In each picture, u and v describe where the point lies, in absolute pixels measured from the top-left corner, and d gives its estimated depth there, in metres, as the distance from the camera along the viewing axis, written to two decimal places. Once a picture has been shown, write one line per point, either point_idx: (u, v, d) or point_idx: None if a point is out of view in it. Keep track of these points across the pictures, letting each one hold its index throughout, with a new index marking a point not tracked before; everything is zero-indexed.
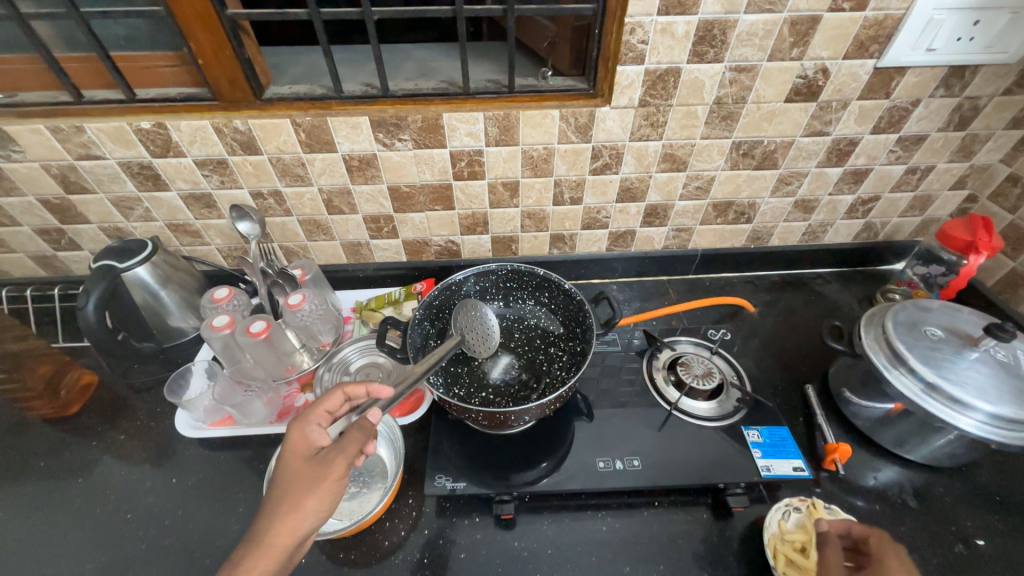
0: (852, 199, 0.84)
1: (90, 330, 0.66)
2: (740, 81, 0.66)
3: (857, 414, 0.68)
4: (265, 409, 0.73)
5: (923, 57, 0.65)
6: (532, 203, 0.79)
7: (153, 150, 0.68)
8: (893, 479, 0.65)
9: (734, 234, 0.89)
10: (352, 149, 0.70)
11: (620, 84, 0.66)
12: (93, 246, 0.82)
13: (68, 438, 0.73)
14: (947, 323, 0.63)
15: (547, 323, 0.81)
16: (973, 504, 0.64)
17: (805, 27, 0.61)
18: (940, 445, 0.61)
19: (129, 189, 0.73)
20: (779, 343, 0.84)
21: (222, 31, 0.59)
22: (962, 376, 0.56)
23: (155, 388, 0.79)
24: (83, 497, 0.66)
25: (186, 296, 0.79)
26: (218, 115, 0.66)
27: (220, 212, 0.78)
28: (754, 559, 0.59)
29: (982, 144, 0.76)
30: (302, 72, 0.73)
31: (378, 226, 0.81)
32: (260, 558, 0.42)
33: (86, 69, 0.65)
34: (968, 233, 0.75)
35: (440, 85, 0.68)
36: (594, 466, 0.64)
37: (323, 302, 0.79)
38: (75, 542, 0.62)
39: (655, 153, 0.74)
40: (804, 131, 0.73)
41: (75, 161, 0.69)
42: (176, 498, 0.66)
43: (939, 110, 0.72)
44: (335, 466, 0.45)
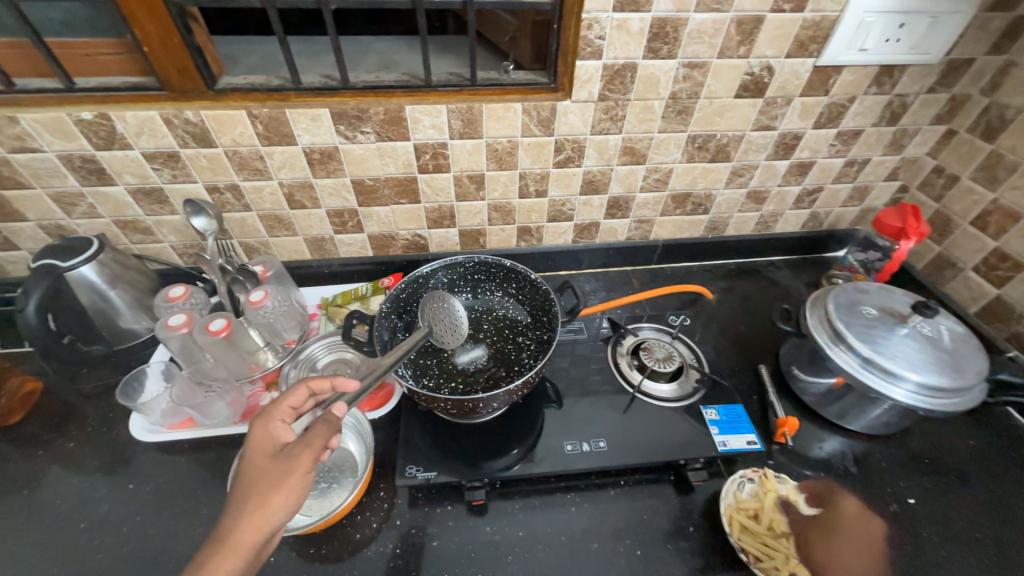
0: (799, 190, 0.89)
1: (32, 334, 0.63)
2: (693, 77, 0.69)
3: (804, 389, 0.73)
4: (228, 409, 0.71)
5: (857, 57, 0.70)
6: (498, 195, 0.80)
7: (96, 142, 0.65)
8: (837, 448, 0.71)
9: (692, 225, 0.93)
10: (312, 142, 0.69)
11: (580, 79, 0.67)
12: (31, 246, 0.77)
13: (10, 449, 0.68)
14: (880, 303, 0.69)
15: (515, 313, 0.82)
16: (906, 467, 0.70)
17: (751, 26, 0.65)
18: (876, 415, 0.67)
19: (71, 183, 0.69)
20: (736, 327, 0.88)
21: (169, 18, 0.57)
22: (894, 350, 0.61)
23: (106, 393, 0.75)
24: (30, 509, 0.63)
25: (138, 296, 0.76)
26: (168, 105, 0.63)
27: (174, 207, 0.75)
28: (713, 528, 0.62)
29: (910, 138, 0.83)
30: (257, 62, 0.71)
31: (342, 220, 0.80)
32: (225, 557, 0.41)
33: (18, 56, 0.61)
34: (899, 221, 0.82)
35: (402, 77, 0.68)
36: (562, 449, 0.66)
37: (287, 299, 0.78)
38: (21, 556, 0.59)
39: (616, 146, 0.76)
40: (753, 126, 0.77)
41: (8, 154, 0.65)
42: (133, 505, 0.64)
43: (873, 106, 0.77)
44: (302, 460, 0.45)
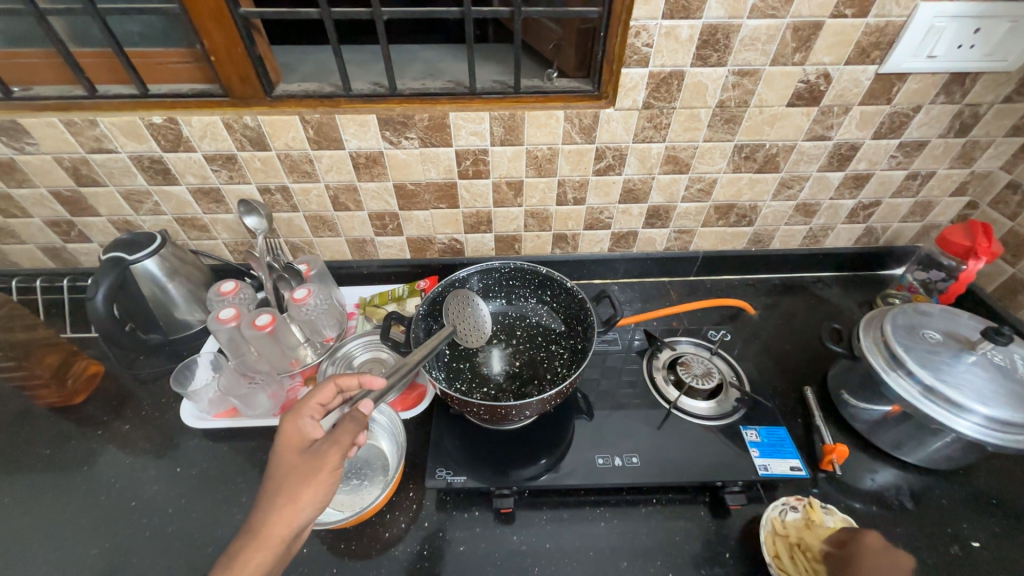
0: (853, 204, 0.84)
1: (99, 320, 0.67)
2: (743, 85, 0.67)
3: (855, 416, 0.69)
4: (269, 402, 0.74)
5: (924, 64, 0.66)
6: (535, 202, 0.80)
7: (164, 144, 0.70)
8: (890, 481, 0.66)
9: (735, 237, 0.89)
10: (359, 147, 0.71)
11: (624, 87, 0.67)
12: (101, 239, 0.83)
13: (74, 427, 0.74)
14: (944, 327, 0.64)
15: (549, 321, 0.82)
16: (970, 507, 0.64)
17: (808, 33, 0.62)
18: (936, 448, 0.62)
19: (139, 182, 0.74)
20: (779, 346, 0.84)
21: (234, 29, 0.60)
22: (958, 380, 0.57)
23: (160, 379, 0.80)
24: (88, 485, 0.67)
25: (192, 289, 0.80)
26: (229, 111, 0.67)
27: (228, 206, 0.79)
28: (751, 556, 0.59)
29: (982, 151, 0.77)
30: (311, 70, 0.74)
31: (383, 223, 0.82)
32: (257, 549, 0.42)
33: (101, 65, 0.66)
34: (968, 239, 0.76)
35: (448, 85, 0.69)
36: (593, 462, 0.65)
37: (328, 297, 0.80)
38: (80, 528, 0.63)
39: (658, 154, 0.75)
40: (806, 135, 0.73)
41: (87, 154, 0.70)
42: (179, 488, 0.67)
43: (940, 116, 0.72)
44: (330, 457, 0.46)
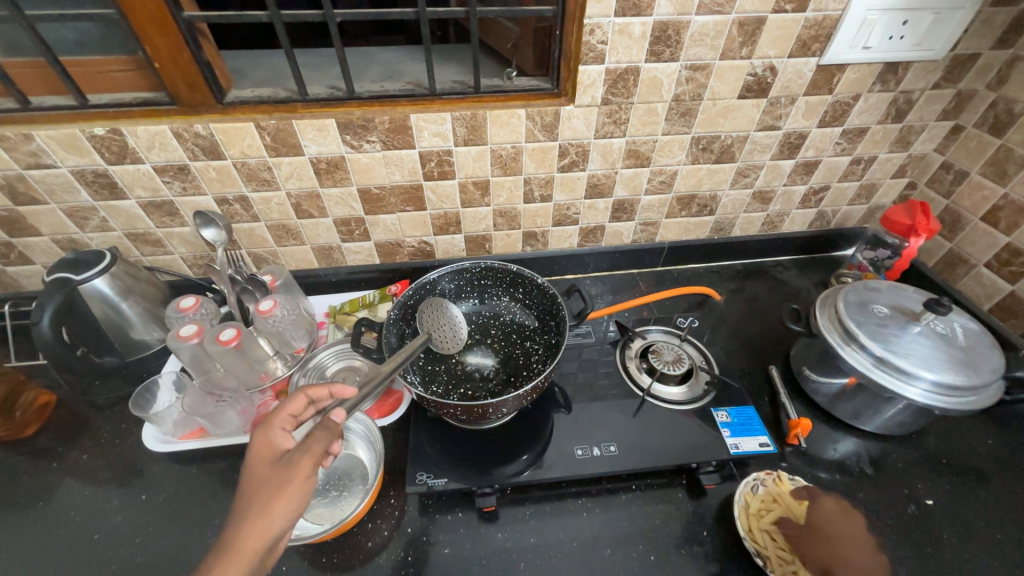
0: (805, 189, 0.88)
1: (47, 346, 0.64)
2: (696, 79, 0.70)
3: (816, 390, 0.72)
4: (238, 419, 0.71)
5: (861, 55, 0.70)
6: (503, 201, 0.81)
7: (109, 157, 0.66)
8: (851, 449, 0.70)
9: (698, 226, 0.92)
10: (319, 152, 0.70)
11: (583, 84, 0.68)
12: (45, 260, 0.78)
13: (24, 462, 0.69)
14: (891, 301, 0.68)
15: (522, 318, 0.82)
16: (922, 468, 0.68)
17: (753, 28, 0.65)
18: (890, 415, 0.66)
19: (85, 199, 0.71)
20: (745, 328, 0.88)
21: (178, 34, 0.58)
22: (905, 349, 0.61)
23: (118, 405, 0.76)
24: (44, 522, 0.63)
25: (149, 307, 0.77)
26: (178, 119, 0.64)
27: (184, 219, 0.76)
28: (727, 532, 0.62)
29: (917, 135, 0.82)
30: (265, 75, 0.72)
31: (349, 229, 0.81)
32: (229, 564, 0.40)
33: (33, 75, 0.62)
34: (909, 218, 0.81)
35: (407, 86, 0.68)
36: (573, 454, 0.65)
37: (296, 307, 0.78)
38: (35, 568, 0.59)
39: (620, 149, 0.76)
40: (758, 126, 0.77)
41: (23, 170, 0.66)
42: (146, 516, 0.64)
43: (878, 104, 0.77)
44: (301, 466, 0.45)
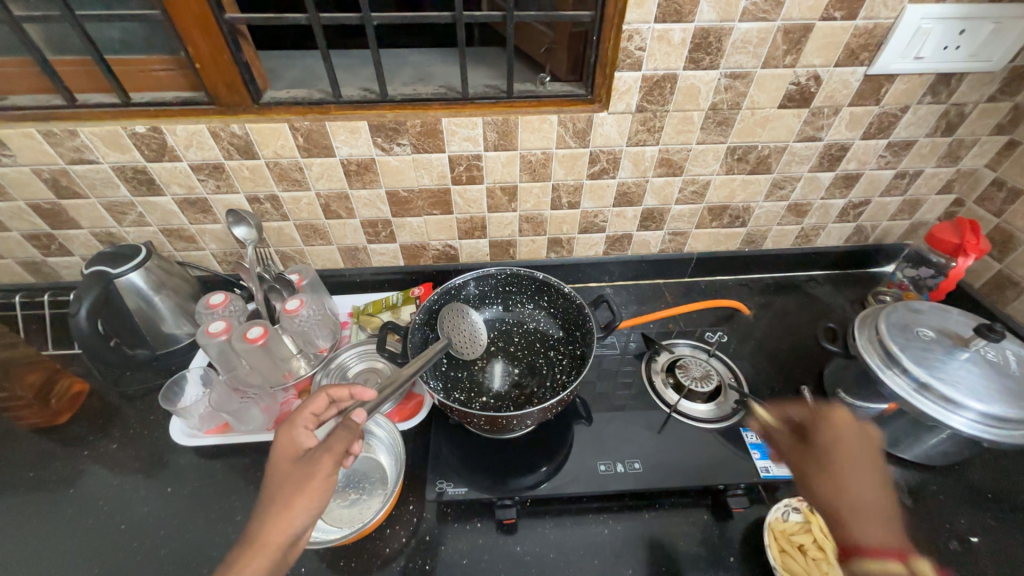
0: (844, 203, 0.85)
1: (81, 337, 0.64)
2: (735, 87, 0.68)
3: (852, 414, 0.69)
4: (262, 416, 0.72)
5: (912, 65, 0.67)
6: (530, 206, 0.80)
7: (148, 154, 0.68)
8: (888, 478, 0.66)
9: (729, 237, 0.90)
10: (350, 154, 0.70)
11: (618, 90, 0.66)
12: (83, 252, 0.81)
13: (58, 448, 0.71)
14: (937, 324, 0.65)
15: (547, 326, 0.81)
16: (965, 502, 0.65)
17: (798, 35, 0.63)
18: (933, 444, 0.62)
19: (123, 194, 0.72)
20: (775, 345, 0.85)
21: (219, 35, 0.59)
22: (952, 376, 0.57)
23: (148, 396, 0.78)
24: (74, 508, 0.65)
25: (179, 301, 0.78)
26: (216, 119, 0.65)
27: (216, 216, 0.77)
28: (755, 558, 0.59)
29: (968, 149, 0.78)
30: (299, 76, 0.73)
31: (376, 230, 0.81)
32: (252, 557, 0.41)
33: (80, 73, 0.64)
34: (956, 236, 0.77)
35: (440, 90, 0.68)
36: (595, 469, 0.64)
37: (321, 307, 0.80)
38: (66, 555, 0.61)
39: (652, 157, 0.75)
40: (797, 137, 0.74)
41: (67, 165, 0.68)
42: (171, 508, 0.65)
43: (928, 116, 0.73)
44: (322, 464, 0.45)
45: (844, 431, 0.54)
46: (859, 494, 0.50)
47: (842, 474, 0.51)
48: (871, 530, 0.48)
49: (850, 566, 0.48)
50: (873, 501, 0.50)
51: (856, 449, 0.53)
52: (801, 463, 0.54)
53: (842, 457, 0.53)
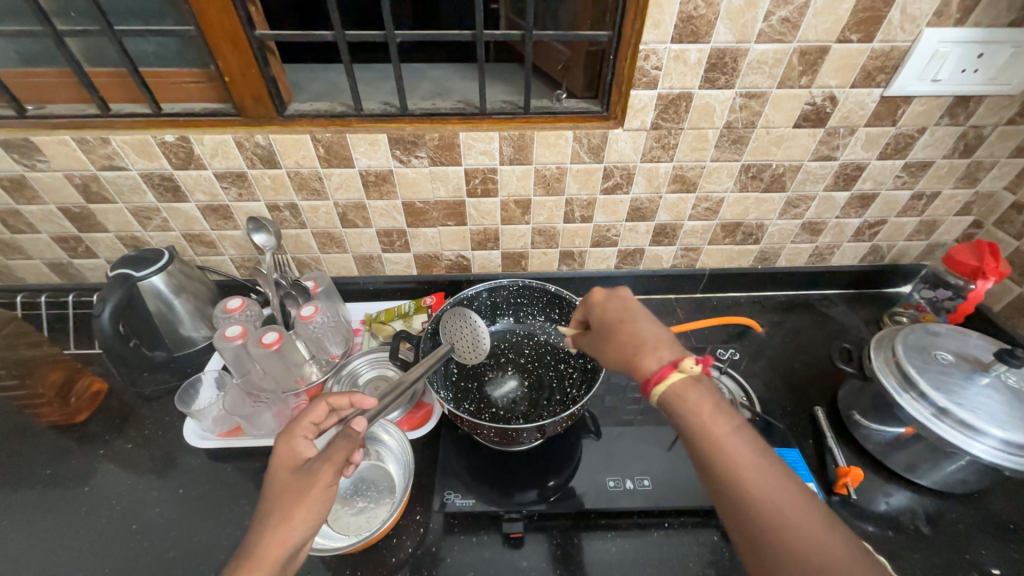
0: (859, 223, 0.85)
1: (104, 338, 0.67)
2: (750, 107, 0.68)
3: (868, 437, 0.68)
4: (274, 421, 0.73)
5: (929, 88, 0.67)
6: (543, 220, 0.81)
7: (175, 162, 0.70)
8: (905, 504, 0.65)
9: (741, 255, 0.89)
10: (369, 165, 0.71)
11: (633, 108, 0.67)
12: (108, 254, 0.83)
13: (75, 446, 0.73)
14: (955, 348, 0.63)
15: (557, 339, 0.82)
16: (986, 532, 0.63)
17: (815, 57, 0.63)
18: (952, 471, 0.61)
19: (149, 200, 0.75)
20: (788, 364, 0.84)
21: (249, 50, 0.61)
22: (971, 401, 0.56)
23: (164, 397, 0.79)
24: (88, 507, 0.66)
25: (198, 305, 0.79)
26: (241, 130, 0.67)
27: (237, 223, 0.79)
28: None
29: (986, 171, 0.78)
30: (322, 89, 0.75)
31: (390, 240, 0.82)
32: (249, 570, 0.41)
33: (115, 84, 0.67)
34: (975, 259, 0.76)
35: (458, 105, 0.70)
36: (604, 485, 0.64)
37: (335, 314, 0.80)
38: (78, 552, 0.61)
39: (666, 174, 0.75)
40: (813, 156, 0.74)
41: (98, 171, 0.71)
42: (181, 510, 0.66)
43: (945, 138, 0.73)
44: (322, 474, 0.45)
45: (613, 300, 0.55)
46: (635, 328, 0.50)
47: (619, 328, 0.51)
48: (651, 352, 0.47)
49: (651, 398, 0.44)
50: (656, 336, 0.49)
51: (629, 310, 0.53)
52: (595, 344, 0.55)
53: (615, 314, 0.53)
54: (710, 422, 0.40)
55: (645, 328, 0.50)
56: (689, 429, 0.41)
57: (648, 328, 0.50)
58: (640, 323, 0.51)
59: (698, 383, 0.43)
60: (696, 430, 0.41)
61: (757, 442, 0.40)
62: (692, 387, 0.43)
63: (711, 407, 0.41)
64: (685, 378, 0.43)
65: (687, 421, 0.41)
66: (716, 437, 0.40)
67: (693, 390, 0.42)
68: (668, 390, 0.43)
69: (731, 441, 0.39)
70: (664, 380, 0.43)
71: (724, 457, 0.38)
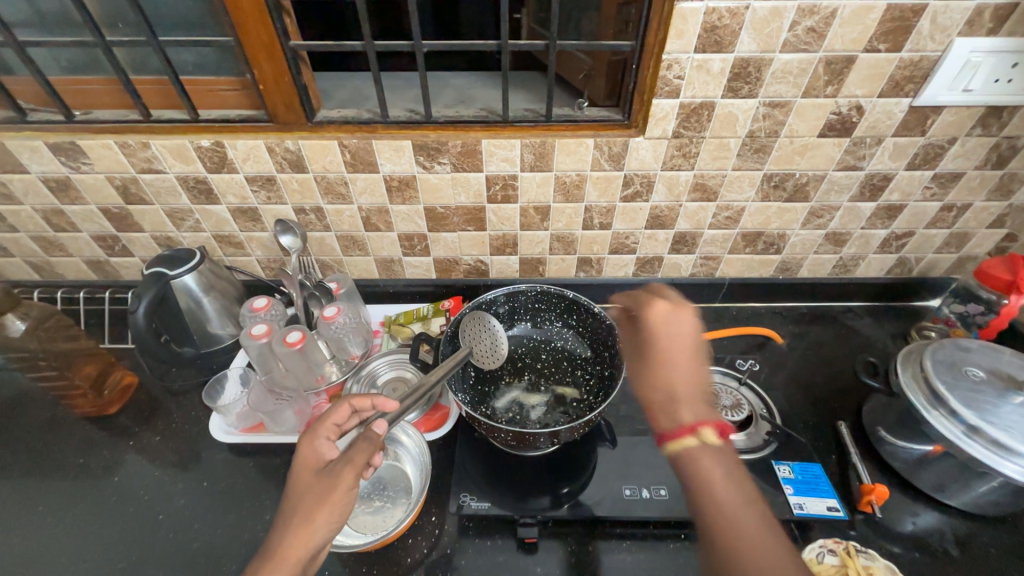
0: (886, 234, 0.83)
1: (138, 332, 0.69)
2: (774, 116, 0.68)
3: (894, 454, 0.66)
4: (295, 419, 0.74)
5: (960, 97, 0.65)
6: (562, 226, 0.81)
7: (209, 166, 0.73)
8: (933, 525, 0.63)
9: (762, 264, 0.88)
10: (393, 171, 0.73)
11: (655, 116, 0.68)
12: (143, 253, 0.87)
13: (106, 437, 0.75)
14: (988, 364, 0.61)
15: (575, 345, 0.82)
16: (1020, 557, 0.60)
17: (840, 66, 0.63)
18: (984, 492, 0.59)
19: (184, 202, 0.78)
20: (810, 377, 0.82)
21: (283, 60, 0.64)
22: (1005, 421, 0.54)
23: (191, 393, 0.82)
24: (117, 496, 0.68)
25: (225, 304, 0.82)
26: (272, 135, 0.70)
27: (265, 225, 0.81)
28: None
29: (1021, 183, 0.75)
30: (348, 97, 0.77)
31: (411, 244, 0.84)
32: (274, 570, 0.43)
33: (156, 91, 0.70)
34: (1008, 273, 0.74)
35: (481, 112, 0.71)
36: (619, 493, 0.64)
37: (356, 315, 0.82)
38: (108, 539, 0.64)
39: (686, 182, 0.75)
40: (837, 166, 0.73)
41: (137, 174, 0.74)
42: (205, 503, 0.68)
43: (977, 148, 0.71)
44: (344, 477, 0.47)
45: (660, 325, 0.57)
46: (672, 376, 0.53)
47: (659, 365, 0.55)
48: (681, 407, 0.51)
49: (664, 448, 0.50)
50: (693, 391, 0.52)
51: (673, 347, 0.55)
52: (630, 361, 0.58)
53: (658, 351, 0.56)
54: (716, 482, 0.46)
55: (687, 379, 0.53)
56: (701, 491, 0.46)
57: (687, 379, 0.53)
58: (682, 368, 0.54)
59: (716, 455, 0.48)
60: (705, 494, 0.46)
61: (761, 514, 0.45)
62: (708, 455, 0.48)
63: (721, 470, 0.47)
64: (701, 446, 0.48)
65: (698, 484, 0.47)
66: (721, 500, 0.45)
67: (707, 458, 0.48)
68: (684, 449, 0.48)
69: (734, 505, 0.45)
70: (680, 440, 0.48)
71: (721, 514, 0.44)
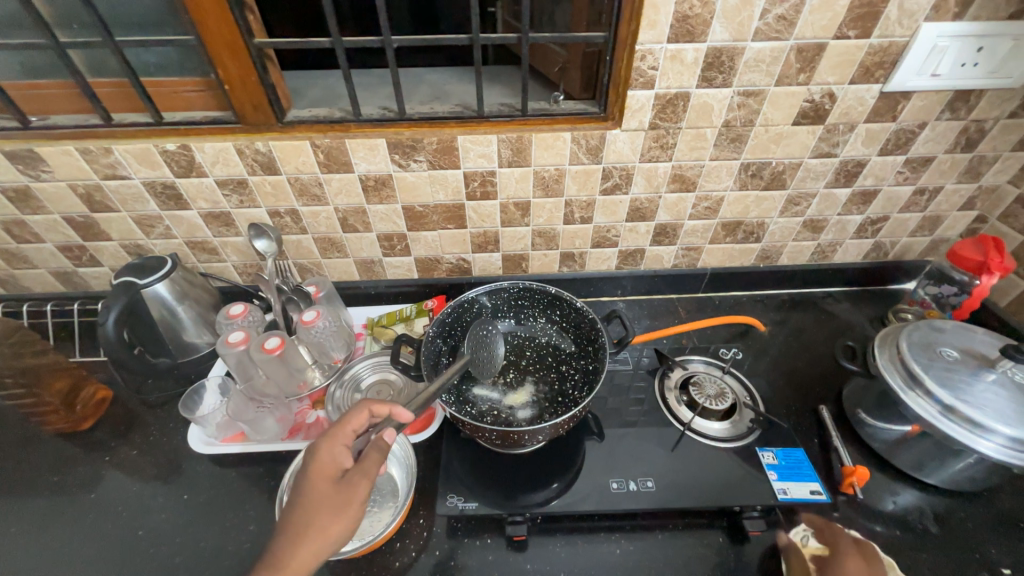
0: (862, 219, 0.84)
1: (109, 345, 0.67)
2: (749, 105, 0.68)
3: (873, 436, 0.67)
4: (277, 426, 0.73)
5: (928, 82, 0.66)
6: (542, 221, 0.81)
7: (177, 170, 0.70)
8: (912, 503, 0.64)
9: (743, 253, 0.89)
10: (368, 170, 0.72)
11: (631, 108, 0.67)
12: (112, 262, 0.84)
13: (80, 453, 0.73)
14: (961, 344, 0.63)
15: (558, 340, 0.82)
16: (996, 530, 0.62)
17: (812, 54, 0.63)
18: (960, 469, 0.60)
19: (152, 208, 0.75)
20: (792, 363, 0.83)
21: (248, 58, 0.62)
22: (978, 399, 0.56)
23: (168, 404, 0.80)
24: (93, 513, 0.66)
25: (201, 312, 0.80)
26: (242, 137, 0.68)
27: (239, 229, 0.79)
28: None
29: (989, 166, 0.77)
30: (320, 95, 0.75)
31: (391, 244, 0.83)
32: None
33: (118, 94, 0.68)
34: (979, 254, 0.76)
35: (456, 108, 0.70)
36: (607, 487, 0.64)
37: (336, 318, 0.81)
38: (85, 558, 0.62)
39: (665, 173, 0.75)
40: (813, 153, 0.74)
41: (101, 181, 0.72)
42: (187, 516, 0.66)
43: (946, 132, 0.72)
44: (361, 490, 0.48)
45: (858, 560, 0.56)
46: None
47: None
48: None
49: None
50: None
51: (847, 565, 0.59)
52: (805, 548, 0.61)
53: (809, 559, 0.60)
54: None
55: None
56: None
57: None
58: None
59: None
60: None
61: None
62: None
63: None
64: None
65: None
66: None
67: None
68: None
69: None
70: None
71: None
